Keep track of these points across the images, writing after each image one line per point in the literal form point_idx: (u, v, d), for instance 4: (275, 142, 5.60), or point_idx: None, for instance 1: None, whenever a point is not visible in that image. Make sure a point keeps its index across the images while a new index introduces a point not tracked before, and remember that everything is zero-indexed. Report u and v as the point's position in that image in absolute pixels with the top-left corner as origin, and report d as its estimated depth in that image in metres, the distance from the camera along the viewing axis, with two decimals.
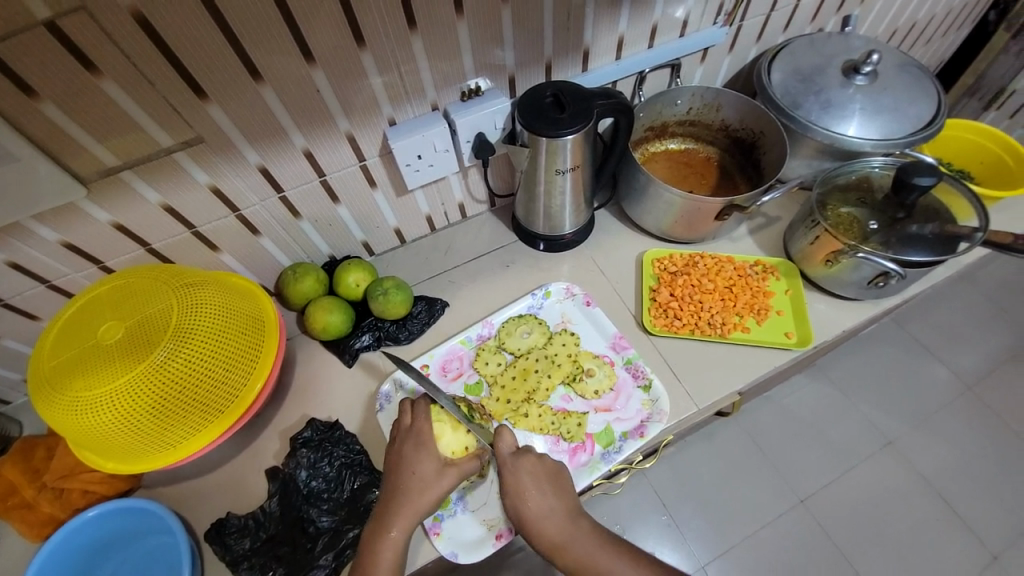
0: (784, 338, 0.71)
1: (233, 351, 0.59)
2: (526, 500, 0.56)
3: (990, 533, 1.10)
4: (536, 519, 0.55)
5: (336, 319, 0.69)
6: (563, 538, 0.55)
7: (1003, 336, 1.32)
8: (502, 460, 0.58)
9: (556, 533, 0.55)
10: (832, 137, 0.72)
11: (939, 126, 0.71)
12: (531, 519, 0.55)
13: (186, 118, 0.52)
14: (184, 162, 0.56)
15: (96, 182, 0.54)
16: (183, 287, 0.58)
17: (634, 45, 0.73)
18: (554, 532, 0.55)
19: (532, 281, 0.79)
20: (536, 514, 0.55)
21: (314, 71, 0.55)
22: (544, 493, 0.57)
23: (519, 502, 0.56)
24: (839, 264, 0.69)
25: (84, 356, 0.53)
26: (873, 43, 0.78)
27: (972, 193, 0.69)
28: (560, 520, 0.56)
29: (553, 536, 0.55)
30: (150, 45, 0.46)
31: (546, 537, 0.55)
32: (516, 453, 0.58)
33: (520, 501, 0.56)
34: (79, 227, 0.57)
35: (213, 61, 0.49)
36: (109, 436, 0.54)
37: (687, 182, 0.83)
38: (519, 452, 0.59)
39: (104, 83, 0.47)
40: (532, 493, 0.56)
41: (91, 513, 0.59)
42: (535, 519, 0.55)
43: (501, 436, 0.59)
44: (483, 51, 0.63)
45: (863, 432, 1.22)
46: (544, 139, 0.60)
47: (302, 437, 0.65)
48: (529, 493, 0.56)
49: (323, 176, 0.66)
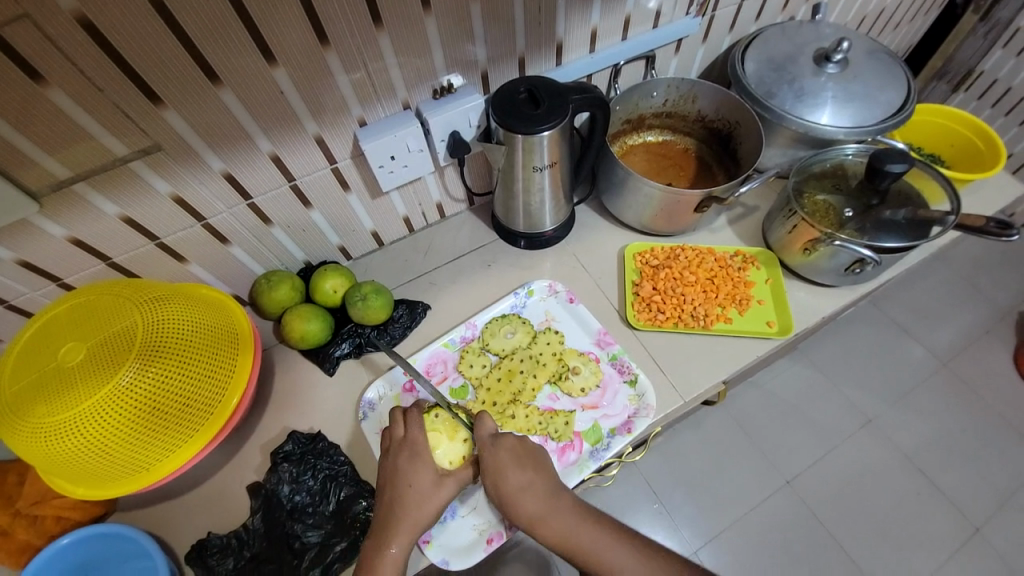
0: (765, 327, 0.72)
1: (207, 366, 0.57)
2: (505, 475, 0.56)
3: (971, 506, 1.14)
4: (516, 492, 0.55)
5: (313, 328, 0.67)
6: (541, 513, 0.55)
7: (975, 313, 1.36)
8: (481, 445, 0.58)
9: (534, 507, 0.55)
10: (805, 126, 0.72)
11: (909, 111, 0.72)
12: (509, 492, 0.55)
13: (142, 125, 0.50)
14: (143, 171, 0.53)
15: (50, 196, 0.51)
16: (149, 303, 0.56)
17: (608, 37, 0.72)
18: (531, 508, 0.55)
19: (514, 280, 0.78)
20: (515, 488, 0.55)
21: (276, 72, 0.52)
22: (525, 472, 0.56)
23: (499, 477, 0.56)
24: (817, 252, 0.69)
25: (45, 381, 0.51)
26: (844, 30, 0.78)
27: (943, 176, 0.70)
28: (541, 489, 0.56)
29: (531, 511, 0.54)
30: (97, 50, 0.43)
31: (523, 511, 0.54)
32: (496, 437, 0.58)
33: (499, 477, 0.56)
34: (34, 244, 0.54)
35: (168, 65, 0.47)
36: (77, 462, 0.52)
37: (665, 174, 0.83)
38: (497, 434, 0.59)
39: (51, 92, 0.44)
40: (512, 471, 0.56)
41: (65, 540, 0.56)
42: (513, 495, 0.55)
43: (479, 419, 0.60)
44: (455, 46, 0.61)
45: (845, 413, 1.25)
46: (520, 136, 0.58)
47: (284, 451, 0.63)
48: (509, 469, 0.56)
49: (293, 180, 0.64)
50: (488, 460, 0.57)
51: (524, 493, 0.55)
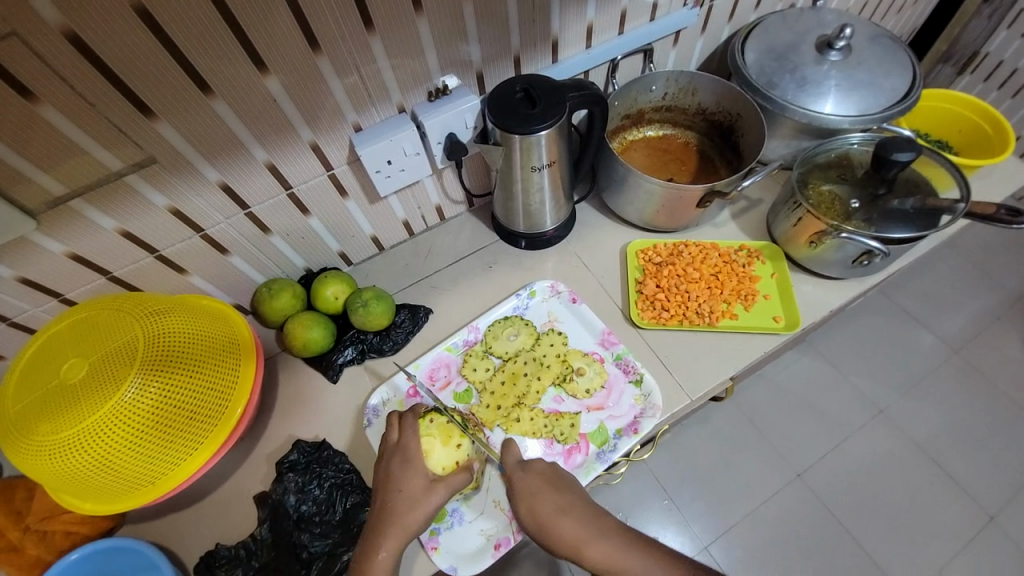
0: (772, 322, 0.71)
1: (209, 378, 0.57)
2: (542, 501, 0.57)
3: (986, 495, 1.12)
4: (554, 518, 0.56)
5: (316, 335, 0.67)
6: (582, 537, 0.56)
7: (987, 299, 1.34)
8: (510, 473, 0.59)
9: (573, 532, 0.56)
10: (808, 116, 0.70)
11: (915, 97, 0.71)
12: (547, 517, 0.56)
13: (135, 139, 0.49)
14: (138, 184, 0.53)
15: (47, 213, 0.51)
16: (149, 316, 0.55)
17: (605, 32, 0.71)
18: (569, 533, 0.56)
19: (516, 281, 0.78)
20: (553, 514, 0.56)
21: (268, 80, 0.52)
22: (559, 496, 0.57)
23: (537, 503, 0.57)
24: (823, 244, 0.68)
25: (49, 398, 0.51)
26: (846, 17, 0.77)
27: (951, 163, 0.69)
28: (577, 514, 0.56)
29: (569, 535, 0.56)
30: (87, 67, 0.43)
31: (563, 537, 0.56)
32: (524, 464, 0.59)
33: (533, 502, 0.57)
34: (33, 261, 0.54)
35: (158, 77, 0.46)
36: (83, 478, 0.52)
37: (667, 169, 0.82)
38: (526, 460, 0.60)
39: (42, 109, 0.44)
40: (547, 497, 0.57)
41: (74, 556, 0.57)
42: (550, 520, 0.56)
43: (508, 447, 0.61)
44: (448, 47, 0.60)
45: (856, 404, 1.23)
46: (517, 137, 0.58)
47: (289, 461, 0.63)
48: (542, 495, 0.57)
49: (289, 188, 0.63)
50: (518, 484, 0.58)
51: (564, 518, 0.56)
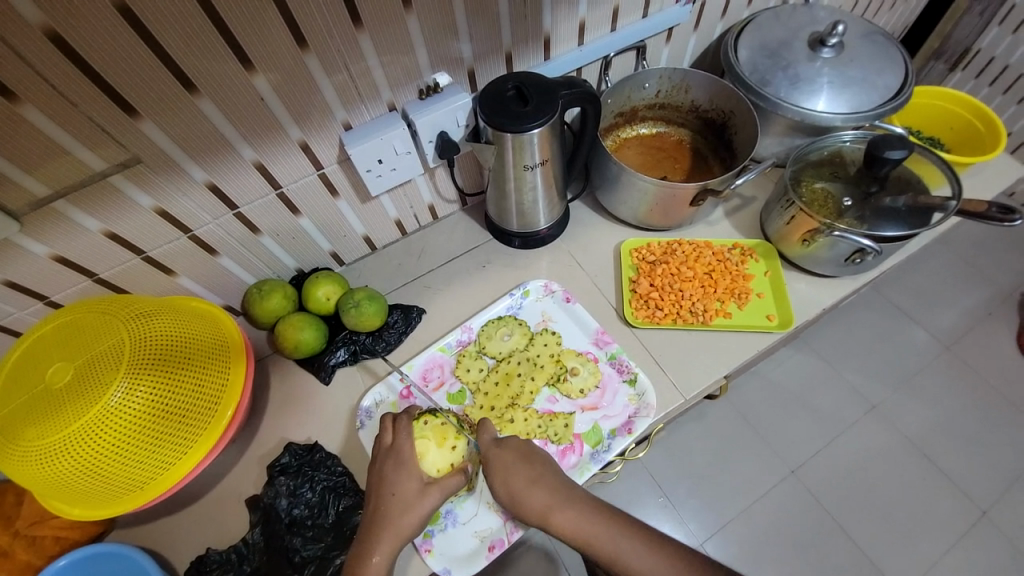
0: (766, 321, 0.71)
1: (198, 381, 0.56)
2: (513, 472, 0.56)
3: (977, 489, 1.13)
4: (524, 487, 0.55)
5: (308, 336, 0.66)
6: (552, 507, 0.54)
7: (979, 294, 1.35)
8: (484, 448, 0.59)
9: (542, 501, 0.54)
10: (801, 113, 0.70)
11: (907, 95, 0.71)
12: (518, 488, 0.55)
13: (119, 138, 0.48)
14: (123, 185, 0.52)
15: (30, 215, 0.50)
16: (136, 319, 0.55)
17: (597, 29, 0.71)
18: (538, 504, 0.54)
19: (509, 281, 0.77)
20: (524, 485, 0.55)
21: (255, 78, 0.51)
22: (532, 468, 0.57)
23: (507, 474, 0.56)
24: (816, 242, 0.68)
25: (33, 403, 0.50)
26: (839, 13, 0.77)
27: (943, 161, 0.69)
28: (550, 486, 0.55)
29: (539, 505, 0.54)
30: (67, 64, 0.42)
31: (533, 507, 0.54)
32: (498, 439, 0.59)
33: (504, 474, 0.56)
34: (16, 263, 0.53)
35: (142, 75, 0.45)
36: (70, 484, 0.51)
37: (661, 167, 0.82)
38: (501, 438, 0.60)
39: (23, 109, 0.43)
40: (520, 469, 0.56)
41: (63, 561, 0.56)
42: (521, 491, 0.55)
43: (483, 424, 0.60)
44: (439, 44, 0.59)
45: (849, 399, 1.24)
46: (509, 135, 0.57)
47: (280, 464, 0.62)
48: (515, 468, 0.56)
49: (279, 188, 0.63)
50: (493, 458, 0.58)
51: (535, 487, 0.55)
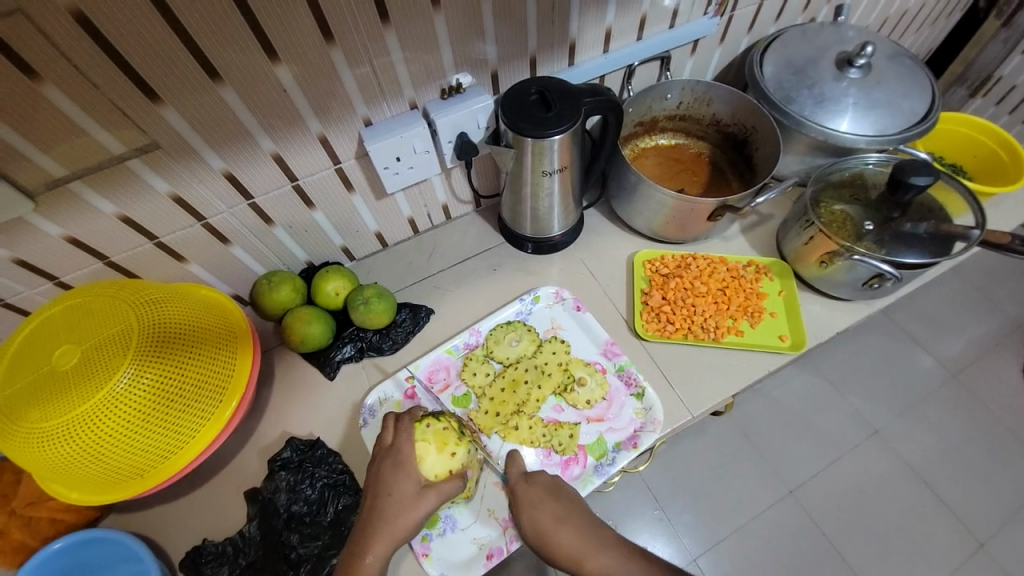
0: (778, 341, 0.70)
1: (204, 370, 0.56)
2: (543, 512, 0.56)
3: (976, 520, 1.12)
4: (554, 528, 0.55)
5: (315, 331, 0.65)
6: (585, 551, 0.56)
7: (988, 324, 1.33)
8: (512, 483, 0.59)
9: (573, 544, 0.56)
10: (825, 133, 0.69)
11: (933, 121, 0.70)
12: (548, 526, 0.55)
13: (139, 123, 0.48)
14: (141, 170, 0.52)
15: (45, 195, 0.49)
16: (145, 305, 0.54)
17: (623, 37, 0.70)
18: (571, 547, 0.55)
19: (520, 285, 0.77)
20: (551, 524, 0.55)
21: (278, 69, 0.50)
22: (558, 504, 0.57)
23: (537, 514, 0.56)
24: (833, 265, 0.67)
25: (39, 384, 0.49)
26: (867, 34, 0.76)
27: (968, 190, 0.68)
28: (578, 525, 0.56)
29: (571, 549, 0.56)
30: (94, 48, 0.42)
31: (564, 549, 0.55)
32: (527, 474, 0.59)
33: (531, 514, 0.56)
34: (28, 242, 0.52)
35: (166, 61, 0.45)
36: (71, 468, 0.51)
37: (678, 179, 0.81)
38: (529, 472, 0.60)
39: (45, 89, 0.43)
40: (548, 508, 0.56)
41: (57, 545, 0.55)
42: (551, 532, 0.55)
43: (513, 460, 0.60)
44: (464, 45, 0.59)
45: (851, 422, 1.23)
46: (530, 140, 0.56)
47: (281, 458, 0.62)
48: (542, 505, 0.56)
49: (295, 180, 0.62)
50: (520, 494, 0.58)
51: (564, 528, 0.55)
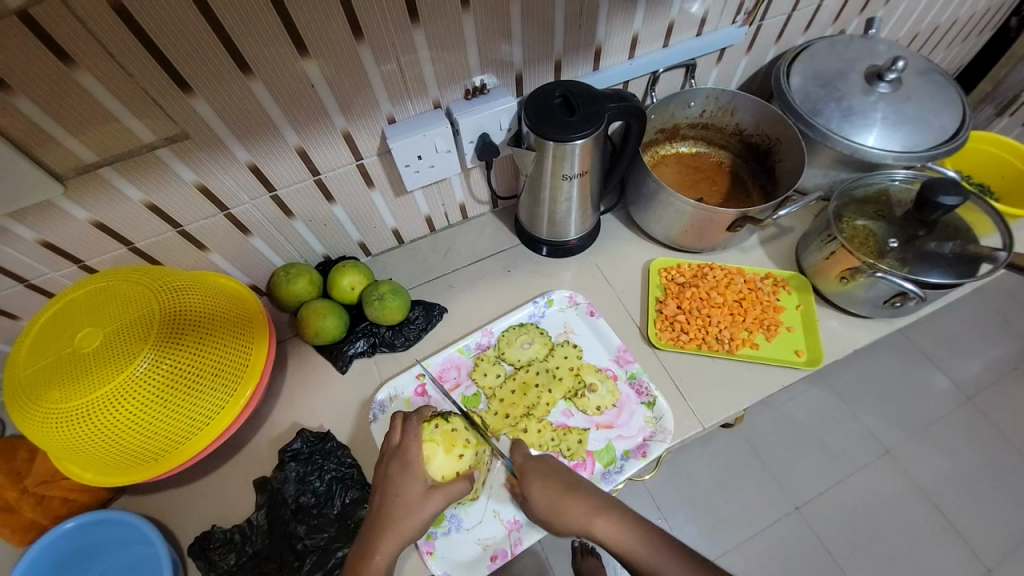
0: (793, 355, 0.69)
1: (221, 358, 0.56)
2: (554, 481, 0.57)
3: (986, 546, 1.09)
4: (566, 496, 0.56)
5: (330, 324, 0.66)
6: (593, 511, 0.55)
7: (1007, 347, 1.30)
8: (521, 465, 0.59)
9: (583, 508, 0.55)
10: (851, 147, 0.68)
11: (963, 139, 0.68)
12: (559, 500, 0.55)
13: (169, 112, 0.49)
14: (168, 158, 0.53)
15: (74, 179, 0.50)
16: (167, 291, 0.55)
17: (649, 44, 0.69)
18: (580, 511, 0.55)
19: (534, 287, 0.77)
20: (563, 493, 0.56)
21: (307, 64, 0.51)
22: (569, 478, 0.57)
23: (548, 482, 0.57)
24: (854, 281, 0.66)
25: (60, 364, 0.50)
26: (898, 48, 0.74)
27: (997, 212, 0.66)
28: (590, 494, 0.56)
29: (580, 515, 0.54)
30: (131, 38, 0.43)
31: (574, 513, 0.55)
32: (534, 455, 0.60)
33: (542, 485, 0.57)
34: (55, 225, 0.54)
35: (198, 53, 0.46)
36: (87, 449, 0.52)
37: (698, 188, 0.80)
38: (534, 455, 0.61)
39: (81, 75, 0.43)
40: (558, 481, 0.57)
41: (68, 525, 0.56)
42: (563, 500, 0.55)
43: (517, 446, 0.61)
44: (490, 46, 0.59)
45: (861, 440, 1.21)
46: (552, 143, 0.56)
47: (291, 449, 0.62)
48: (553, 477, 0.57)
49: (317, 175, 0.63)
50: (530, 468, 0.59)
51: (575, 496, 0.56)
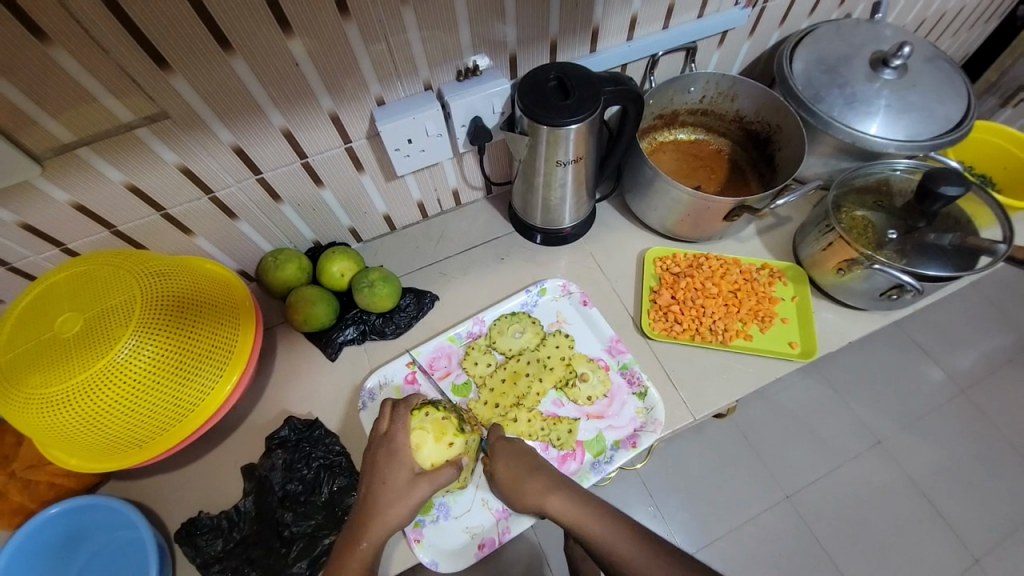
0: (787, 348, 0.68)
1: (207, 343, 0.56)
2: (516, 460, 0.58)
3: (973, 536, 1.10)
4: (524, 474, 0.56)
5: (320, 311, 0.65)
6: (546, 486, 0.55)
7: (1003, 340, 1.30)
8: (493, 443, 0.60)
9: (537, 483, 0.55)
10: (853, 136, 0.67)
11: (967, 128, 0.67)
12: (520, 476, 0.56)
13: (148, 91, 0.47)
14: (148, 139, 0.51)
15: (51, 159, 0.49)
16: (150, 276, 0.54)
17: (649, 25, 0.67)
18: (535, 488, 0.55)
19: (527, 275, 0.76)
20: (524, 471, 0.57)
21: (291, 42, 0.49)
22: (533, 457, 0.58)
23: (512, 462, 0.58)
24: (851, 273, 0.65)
25: (41, 350, 0.49)
26: (905, 33, 0.72)
27: (997, 202, 0.65)
28: (547, 472, 0.57)
29: (536, 491, 0.55)
30: (107, 13, 0.41)
31: (529, 489, 0.55)
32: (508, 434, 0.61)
33: (505, 463, 0.58)
34: (36, 207, 0.52)
35: (179, 30, 0.44)
36: (70, 435, 0.51)
37: (695, 176, 0.79)
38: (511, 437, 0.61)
39: (54, 52, 0.42)
40: (521, 459, 0.58)
41: (53, 510, 0.56)
42: (522, 479, 0.56)
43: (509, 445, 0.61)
44: (483, 26, 0.57)
45: (854, 431, 1.21)
46: (545, 127, 0.55)
47: (279, 437, 0.62)
48: None
49: (304, 157, 0.61)
50: (499, 448, 0.60)
51: (535, 475, 0.56)
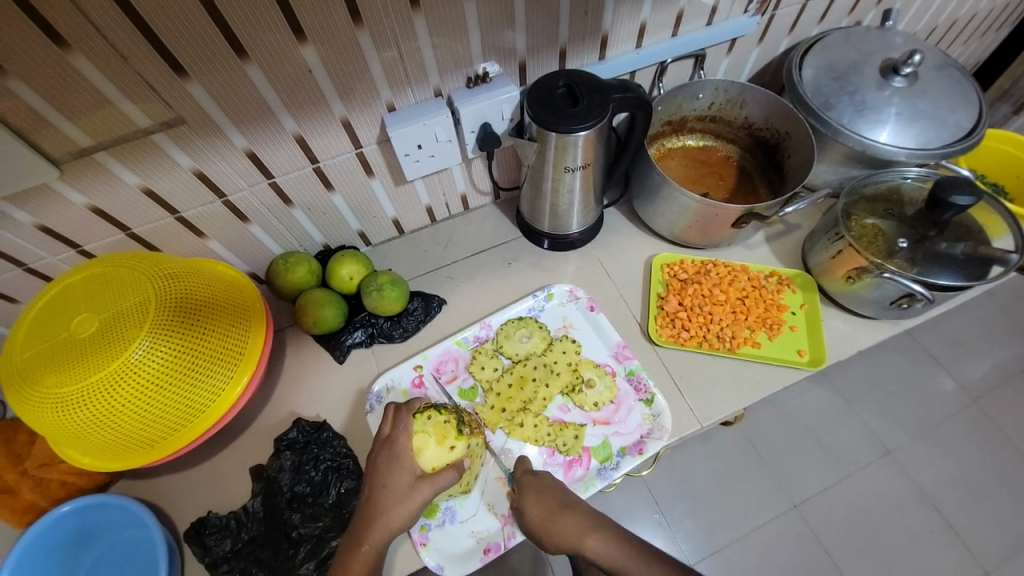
0: (795, 356, 0.68)
1: (218, 345, 0.56)
2: (546, 495, 0.57)
3: (985, 549, 1.08)
4: (555, 509, 0.56)
5: (329, 314, 0.66)
6: (584, 528, 0.55)
7: (1016, 349, 1.28)
8: (519, 477, 0.59)
9: (574, 525, 0.55)
10: (863, 143, 0.66)
11: (978, 137, 0.66)
12: (550, 514, 0.56)
13: (164, 97, 0.48)
14: (164, 144, 0.52)
15: (69, 163, 0.50)
16: (164, 278, 0.55)
17: (658, 32, 0.68)
18: (571, 528, 0.55)
19: (534, 280, 0.76)
20: (555, 509, 0.56)
21: (305, 49, 0.50)
22: (561, 491, 0.57)
23: (541, 498, 0.57)
24: (861, 281, 0.65)
25: (57, 349, 0.50)
26: (916, 41, 0.72)
27: (1009, 212, 0.65)
28: (579, 510, 0.56)
29: (573, 534, 0.55)
30: (127, 22, 0.42)
31: (562, 526, 0.55)
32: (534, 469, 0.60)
33: (535, 500, 0.57)
34: (54, 210, 0.53)
35: (196, 39, 0.45)
36: (84, 434, 0.52)
37: (704, 182, 0.79)
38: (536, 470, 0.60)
39: (75, 60, 0.43)
40: (550, 496, 0.57)
41: (64, 509, 0.57)
42: (553, 518, 0.55)
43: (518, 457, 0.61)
44: (493, 33, 0.57)
45: (863, 441, 1.20)
46: (554, 134, 0.55)
47: (288, 438, 0.63)
48: (542, 488, 0.57)
49: (315, 162, 0.62)
50: (526, 483, 0.58)
51: (566, 512, 0.56)
